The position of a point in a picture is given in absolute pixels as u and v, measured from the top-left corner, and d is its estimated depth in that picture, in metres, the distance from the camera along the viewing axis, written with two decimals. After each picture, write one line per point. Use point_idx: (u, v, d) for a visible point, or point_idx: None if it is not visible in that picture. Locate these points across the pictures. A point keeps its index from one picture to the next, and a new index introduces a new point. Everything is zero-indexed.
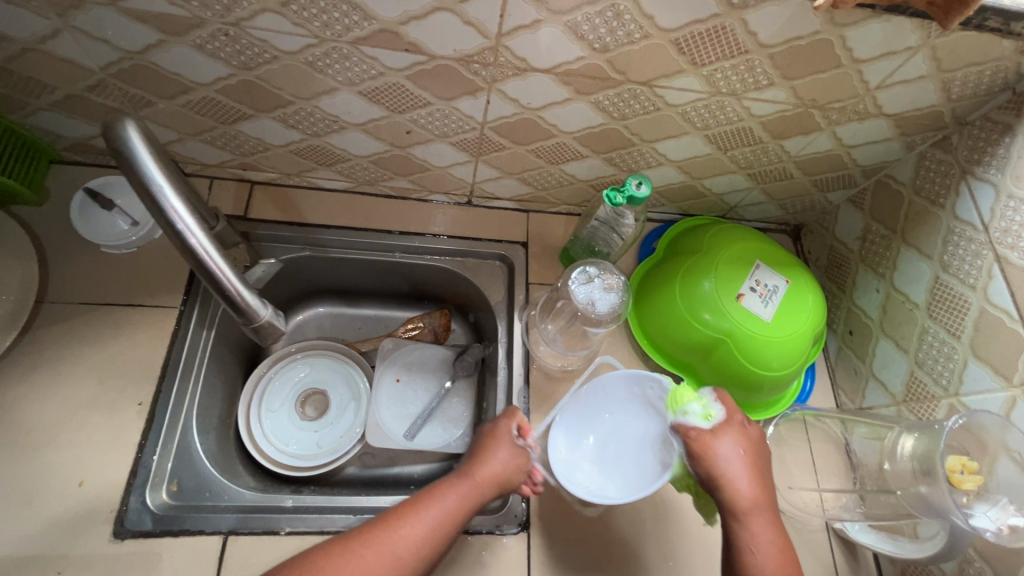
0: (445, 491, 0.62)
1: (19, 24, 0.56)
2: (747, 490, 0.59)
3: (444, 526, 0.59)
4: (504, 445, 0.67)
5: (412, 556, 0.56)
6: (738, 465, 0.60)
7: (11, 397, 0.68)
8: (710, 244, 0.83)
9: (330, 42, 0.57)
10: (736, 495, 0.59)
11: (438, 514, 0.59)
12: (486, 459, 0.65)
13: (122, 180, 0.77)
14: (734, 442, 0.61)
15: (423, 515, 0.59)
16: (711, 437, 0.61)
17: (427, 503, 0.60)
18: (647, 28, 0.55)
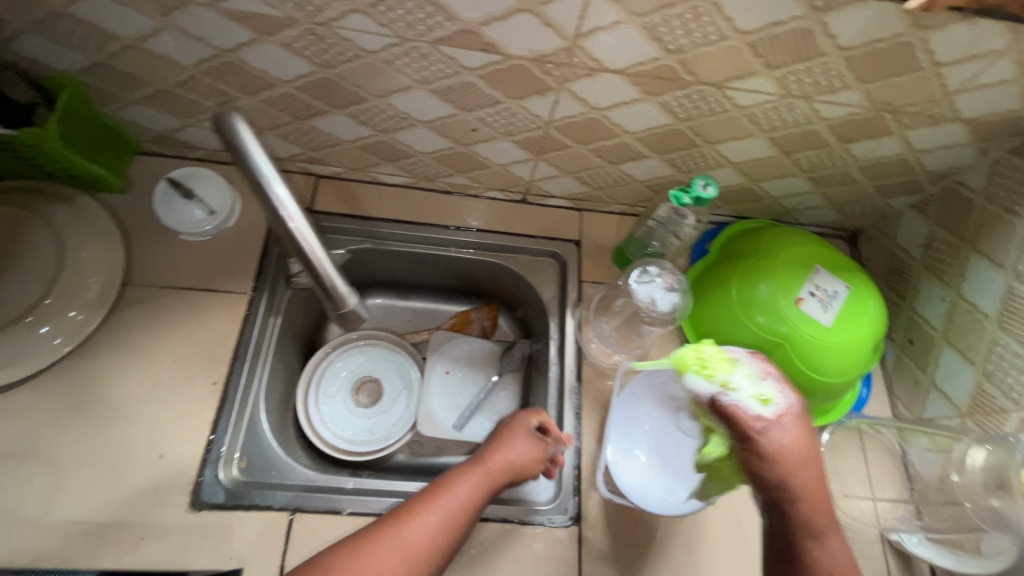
0: (453, 482, 0.64)
1: (125, 23, 0.60)
2: (812, 495, 0.51)
3: (456, 514, 0.61)
4: (514, 437, 0.71)
5: (430, 546, 0.58)
6: (799, 464, 0.51)
7: (99, 373, 0.72)
8: (767, 247, 0.82)
9: (412, 42, 0.59)
10: (800, 498, 0.51)
11: (450, 505, 0.61)
12: (498, 452, 0.69)
13: (204, 172, 0.82)
14: (793, 436, 0.50)
15: (437, 506, 0.60)
16: (771, 434, 0.50)
17: (437, 495, 0.62)
18: (724, 30, 0.55)
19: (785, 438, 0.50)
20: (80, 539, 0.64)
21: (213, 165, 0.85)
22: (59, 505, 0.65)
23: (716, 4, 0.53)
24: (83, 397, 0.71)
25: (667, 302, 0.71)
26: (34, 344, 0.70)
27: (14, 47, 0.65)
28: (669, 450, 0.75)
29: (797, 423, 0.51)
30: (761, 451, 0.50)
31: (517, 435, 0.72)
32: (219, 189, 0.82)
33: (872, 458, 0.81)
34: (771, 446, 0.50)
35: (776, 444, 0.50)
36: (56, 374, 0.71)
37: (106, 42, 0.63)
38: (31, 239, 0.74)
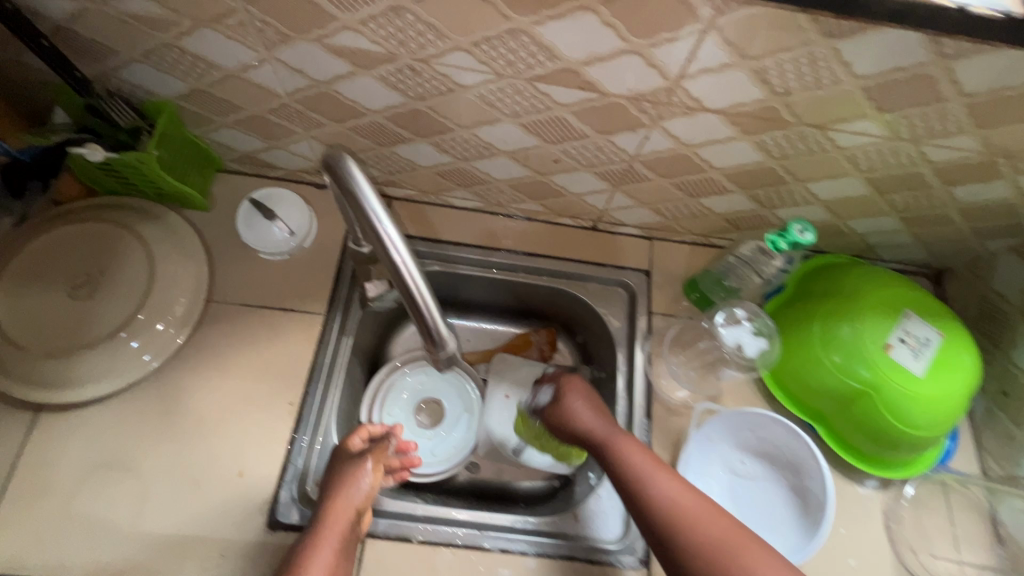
0: (331, 518, 0.64)
1: (231, 56, 0.62)
2: (630, 453, 0.65)
3: (342, 539, 0.63)
4: (356, 471, 0.69)
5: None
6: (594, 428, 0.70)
7: (184, 387, 0.75)
8: (854, 286, 0.78)
9: (509, 79, 0.59)
10: (623, 453, 0.66)
11: (334, 538, 0.63)
12: (339, 492, 0.67)
13: (284, 194, 0.83)
14: (584, 403, 0.74)
15: (324, 543, 0.62)
16: (567, 401, 0.75)
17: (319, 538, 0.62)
18: (841, 74, 0.53)
19: (579, 402, 0.74)
20: (166, 551, 0.67)
21: (292, 184, 0.87)
22: (147, 517, 0.68)
23: (837, 50, 0.50)
24: (167, 411, 0.73)
25: (752, 348, 0.79)
26: (124, 359, 0.72)
27: (121, 74, 0.67)
28: (744, 498, 0.75)
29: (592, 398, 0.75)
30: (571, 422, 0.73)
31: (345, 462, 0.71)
32: (298, 210, 0.83)
33: (959, 518, 0.78)
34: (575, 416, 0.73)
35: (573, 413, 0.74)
36: (144, 388, 0.74)
37: (209, 72, 0.65)
38: (124, 257, 0.76)
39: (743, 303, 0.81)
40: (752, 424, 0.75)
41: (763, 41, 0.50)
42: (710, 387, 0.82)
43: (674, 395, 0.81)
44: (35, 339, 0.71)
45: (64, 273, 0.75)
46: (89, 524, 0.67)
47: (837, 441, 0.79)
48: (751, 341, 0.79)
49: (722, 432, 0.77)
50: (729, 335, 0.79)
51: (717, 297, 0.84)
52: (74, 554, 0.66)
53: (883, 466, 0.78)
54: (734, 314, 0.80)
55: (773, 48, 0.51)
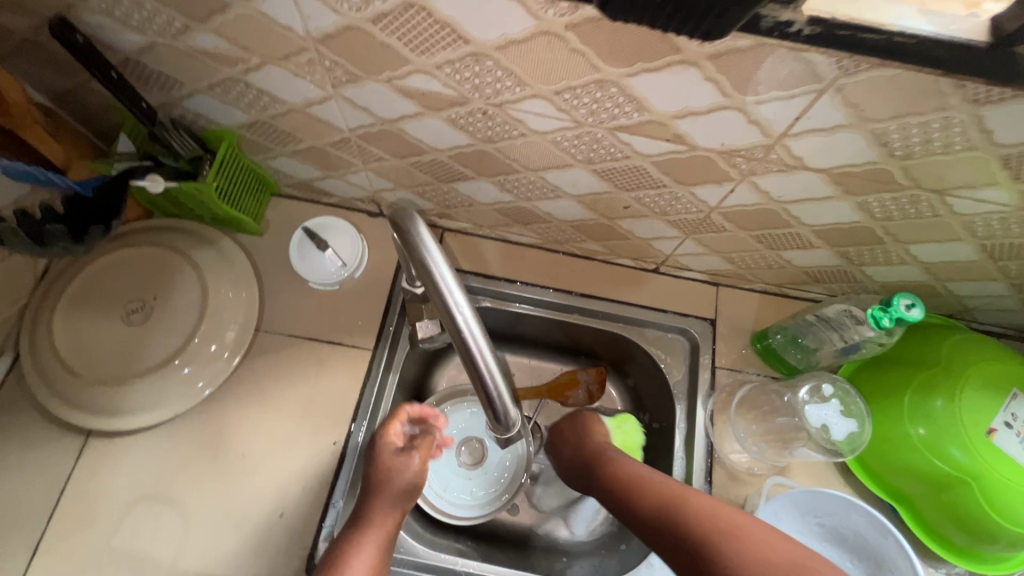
0: (373, 521, 0.60)
1: (296, 91, 0.59)
2: (630, 472, 0.66)
3: (385, 537, 0.59)
4: (398, 469, 0.63)
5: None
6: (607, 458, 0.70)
7: (231, 419, 0.74)
8: (953, 357, 0.70)
9: (588, 127, 0.54)
10: (620, 472, 0.67)
11: (376, 537, 0.59)
12: (377, 495, 0.61)
13: (337, 223, 0.80)
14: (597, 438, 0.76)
15: (364, 544, 0.58)
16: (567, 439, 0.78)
17: (355, 534, 0.59)
18: (976, 141, 0.46)
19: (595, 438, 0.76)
20: None
21: (345, 212, 0.85)
22: (186, 555, 0.67)
23: (978, 116, 0.44)
24: (212, 444, 0.72)
25: (841, 429, 0.71)
26: (172, 389, 0.71)
27: (185, 103, 0.66)
28: None
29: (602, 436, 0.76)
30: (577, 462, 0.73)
31: (387, 455, 0.64)
32: (350, 239, 0.80)
33: None
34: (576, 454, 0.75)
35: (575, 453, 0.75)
36: (190, 418, 0.73)
37: (273, 105, 0.63)
38: (177, 283, 0.75)
39: (832, 379, 0.74)
40: (834, 509, 0.67)
41: (889, 104, 0.44)
42: (778, 457, 0.75)
43: (733, 458, 0.76)
44: (89, 364, 0.71)
45: (119, 297, 0.74)
46: (132, 557, 0.67)
47: (921, 525, 0.72)
48: (838, 424, 0.71)
49: (789, 505, 0.69)
50: (813, 414, 0.72)
51: (791, 356, 0.77)
52: None
53: (973, 558, 0.70)
54: (821, 391, 0.73)
55: (901, 111, 0.44)
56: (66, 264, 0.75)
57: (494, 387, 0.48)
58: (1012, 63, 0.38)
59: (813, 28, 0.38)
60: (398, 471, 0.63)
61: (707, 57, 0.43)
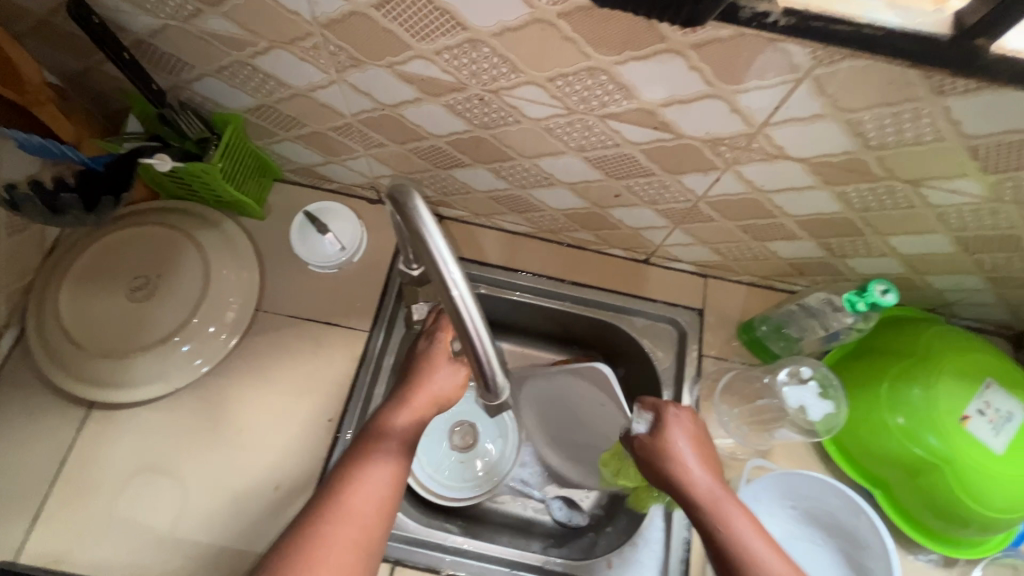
0: (400, 434, 0.64)
1: (302, 76, 0.62)
2: (714, 494, 0.58)
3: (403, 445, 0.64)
4: (444, 376, 0.67)
5: (391, 475, 0.61)
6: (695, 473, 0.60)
7: (229, 395, 0.76)
8: (930, 348, 0.72)
9: (580, 114, 0.57)
10: (705, 497, 0.58)
11: (394, 443, 0.63)
12: (414, 392, 0.66)
13: (337, 208, 0.83)
14: (686, 444, 0.62)
15: (385, 445, 0.63)
16: (660, 437, 0.63)
17: (379, 437, 0.63)
18: (945, 132, 0.49)
19: (682, 443, 0.62)
20: (201, 560, 0.68)
21: (345, 198, 0.87)
22: (184, 524, 0.69)
23: (945, 107, 0.46)
24: (211, 419, 0.74)
25: (818, 411, 0.71)
26: (174, 364, 0.73)
27: (193, 86, 0.68)
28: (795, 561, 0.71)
29: (692, 440, 0.63)
30: (660, 467, 0.62)
31: (429, 363, 0.68)
32: (350, 225, 0.82)
33: None
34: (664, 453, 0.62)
35: (665, 450, 0.62)
36: (190, 394, 0.75)
37: (278, 89, 0.65)
38: (181, 262, 0.77)
39: (810, 362, 0.74)
40: (808, 486, 0.70)
41: (861, 94, 0.47)
42: (759, 440, 0.77)
43: (719, 443, 0.78)
44: (93, 338, 0.73)
45: (124, 274, 0.76)
46: (131, 525, 0.69)
47: (898, 511, 0.75)
48: (817, 404, 0.70)
49: (770, 490, 0.72)
50: (791, 396, 0.71)
51: (775, 345, 0.79)
52: (115, 555, 0.67)
53: (947, 543, 0.73)
54: (799, 373, 0.73)
55: (873, 102, 0.47)
56: (73, 241, 0.77)
57: (484, 355, 0.49)
58: (974, 55, 0.40)
59: (788, 18, 0.40)
60: (438, 377, 0.67)
61: (691, 46, 0.46)
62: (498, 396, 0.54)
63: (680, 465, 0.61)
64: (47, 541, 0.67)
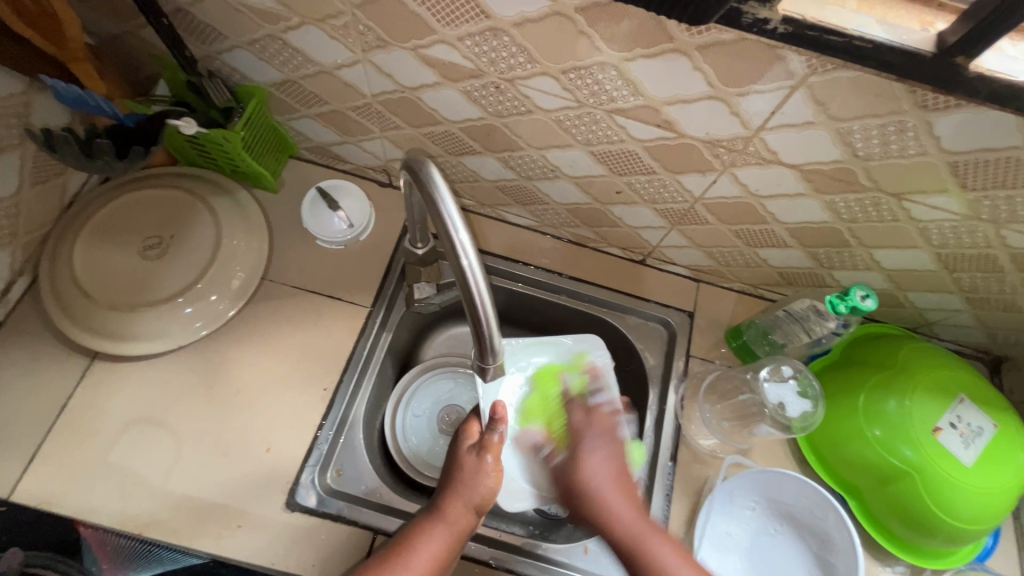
0: (447, 517, 0.63)
1: (329, 53, 0.65)
2: (623, 505, 0.63)
3: (451, 542, 0.62)
4: (479, 466, 0.67)
5: (434, 571, 0.61)
6: (614, 492, 0.64)
7: (229, 357, 0.78)
8: (907, 362, 0.75)
9: (589, 108, 0.60)
10: (613, 506, 0.63)
11: (442, 538, 0.62)
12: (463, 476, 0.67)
13: (350, 187, 0.86)
14: (602, 454, 0.67)
15: (432, 538, 0.62)
16: (585, 460, 0.67)
17: (425, 531, 0.62)
18: (927, 146, 0.53)
19: (602, 453, 0.68)
20: (187, 513, 0.69)
21: (356, 179, 0.89)
22: (174, 477, 0.71)
23: (928, 122, 0.50)
24: (210, 379, 0.76)
25: (796, 408, 0.75)
26: (177, 322, 0.76)
27: (224, 57, 0.72)
28: (764, 555, 0.75)
29: (606, 451, 0.68)
30: (586, 483, 0.65)
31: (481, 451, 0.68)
32: (360, 204, 0.85)
33: None
34: (578, 477, 0.66)
35: (584, 459, 0.67)
36: (191, 353, 0.77)
37: (305, 65, 0.69)
38: (194, 226, 0.80)
39: (791, 362, 0.77)
40: (775, 484, 0.74)
41: (850, 104, 0.51)
42: (740, 439, 0.79)
43: (701, 441, 0.80)
44: (103, 291, 0.75)
45: (138, 233, 0.79)
46: (122, 474, 0.70)
47: (870, 520, 0.76)
48: (793, 401, 0.75)
49: (746, 487, 0.75)
50: (771, 391, 0.75)
51: (760, 350, 0.82)
52: (104, 502, 0.69)
53: (916, 553, 0.75)
54: (780, 371, 0.76)
55: (861, 111, 0.51)
56: (92, 197, 0.79)
57: (484, 314, 0.51)
58: (953, 71, 0.44)
59: (787, 26, 0.44)
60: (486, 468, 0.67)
61: (697, 47, 0.49)
62: (495, 357, 0.57)
63: (597, 480, 0.65)
64: (40, 482, 0.69)
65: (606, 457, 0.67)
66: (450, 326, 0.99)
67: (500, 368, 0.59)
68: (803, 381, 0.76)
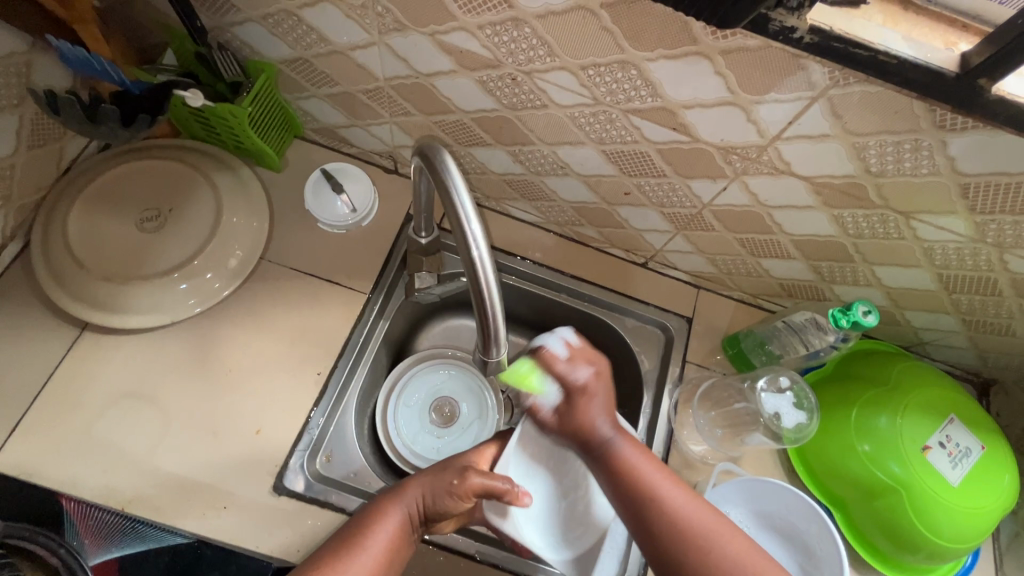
0: (402, 501, 0.62)
1: (344, 33, 0.64)
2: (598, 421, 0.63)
3: (400, 524, 0.61)
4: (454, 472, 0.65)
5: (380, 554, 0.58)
6: (588, 410, 0.64)
7: (222, 336, 0.76)
8: (901, 380, 0.75)
9: (605, 106, 0.60)
10: (587, 421, 0.64)
11: (393, 518, 0.61)
12: (425, 479, 0.65)
13: (355, 170, 0.84)
14: (588, 382, 0.64)
15: (389, 517, 0.61)
16: (576, 382, 0.64)
17: (382, 508, 0.62)
18: (940, 166, 0.53)
19: (587, 387, 0.64)
20: (172, 492, 0.68)
21: (361, 163, 0.88)
22: (161, 455, 0.70)
23: (943, 142, 0.50)
24: (201, 358, 0.75)
25: (791, 419, 0.76)
26: (172, 298, 0.74)
27: (236, 30, 0.71)
28: None
29: (600, 386, 0.65)
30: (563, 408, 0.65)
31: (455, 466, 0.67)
32: (364, 189, 0.84)
33: None
34: (565, 402, 0.65)
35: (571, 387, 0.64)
36: (183, 330, 0.76)
37: (319, 44, 0.68)
38: (193, 201, 0.78)
39: (790, 373, 0.78)
40: (753, 490, 0.75)
41: (868, 118, 0.51)
42: (731, 446, 0.80)
43: (692, 448, 0.81)
44: (96, 261, 0.73)
45: (136, 204, 0.77)
46: (107, 448, 0.69)
47: (855, 535, 0.77)
48: (790, 414, 0.76)
49: (733, 494, 0.76)
50: (768, 402, 0.76)
51: (756, 359, 0.82)
52: (87, 475, 0.68)
53: (900, 568, 0.76)
54: (778, 382, 0.77)
55: (880, 127, 0.51)
56: (90, 165, 0.77)
57: (491, 308, 0.51)
58: (975, 92, 0.44)
59: (813, 37, 0.44)
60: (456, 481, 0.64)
61: (720, 51, 0.49)
62: (499, 351, 0.57)
63: (581, 408, 0.64)
64: (21, 452, 0.67)
65: (593, 396, 0.64)
66: (446, 317, 0.97)
67: (502, 363, 0.59)
68: (800, 392, 0.77)
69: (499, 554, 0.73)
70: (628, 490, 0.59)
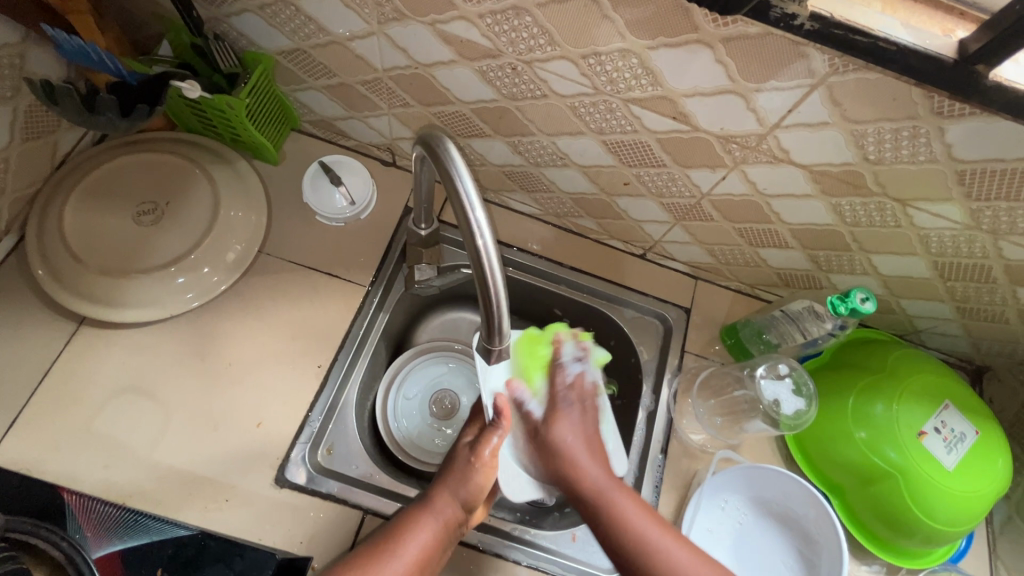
0: (435, 507, 0.64)
1: (343, 23, 0.64)
2: (589, 464, 0.66)
3: (440, 532, 0.63)
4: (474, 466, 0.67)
5: (422, 562, 0.61)
6: (575, 449, 0.67)
7: (221, 330, 0.76)
8: (897, 366, 0.76)
9: (605, 95, 0.60)
10: (578, 461, 0.66)
11: (431, 528, 0.62)
12: (451, 481, 0.66)
13: (353, 162, 0.84)
14: (576, 418, 0.70)
15: (423, 527, 0.62)
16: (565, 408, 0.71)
17: (414, 520, 0.63)
18: (937, 153, 0.53)
19: (576, 416, 0.70)
20: (174, 485, 0.68)
21: (359, 156, 0.88)
22: (162, 449, 0.69)
23: (941, 129, 0.51)
24: (201, 352, 0.75)
25: (790, 406, 0.76)
26: (170, 292, 0.74)
27: (233, 21, 0.70)
28: (752, 549, 0.76)
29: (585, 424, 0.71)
30: (553, 437, 0.68)
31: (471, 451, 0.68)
32: (363, 182, 0.84)
33: None
34: (553, 436, 0.68)
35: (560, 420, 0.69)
36: (182, 324, 0.75)
37: (317, 34, 0.67)
38: (190, 194, 0.77)
39: (789, 361, 0.79)
40: (752, 477, 0.75)
41: (867, 106, 0.51)
42: (731, 434, 0.81)
43: (692, 436, 0.81)
44: (93, 255, 0.73)
45: (132, 198, 0.76)
46: (107, 443, 0.69)
47: (853, 520, 0.78)
48: (790, 401, 0.76)
49: (732, 482, 0.77)
50: (767, 389, 0.77)
51: (754, 348, 0.83)
52: (87, 470, 0.67)
53: (897, 553, 0.77)
54: (777, 369, 0.78)
55: (877, 114, 0.52)
56: (85, 158, 0.77)
57: (496, 296, 0.51)
58: (972, 79, 0.45)
59: (813, 23, 0.44)
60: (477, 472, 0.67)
61: (721, 39, 0.49)
62: (503, 339, 0.57)
63: (569, 441, 0.68)
64: (20, 448, 0.67)
65: (580, 419, 0.71)
66: (445, 310, 0.97)
67: (505, 352, 0.59)
68: (800, 379, 0.78)
69: (502, 544, 0.73)
70: (627, 549, 0.60)
